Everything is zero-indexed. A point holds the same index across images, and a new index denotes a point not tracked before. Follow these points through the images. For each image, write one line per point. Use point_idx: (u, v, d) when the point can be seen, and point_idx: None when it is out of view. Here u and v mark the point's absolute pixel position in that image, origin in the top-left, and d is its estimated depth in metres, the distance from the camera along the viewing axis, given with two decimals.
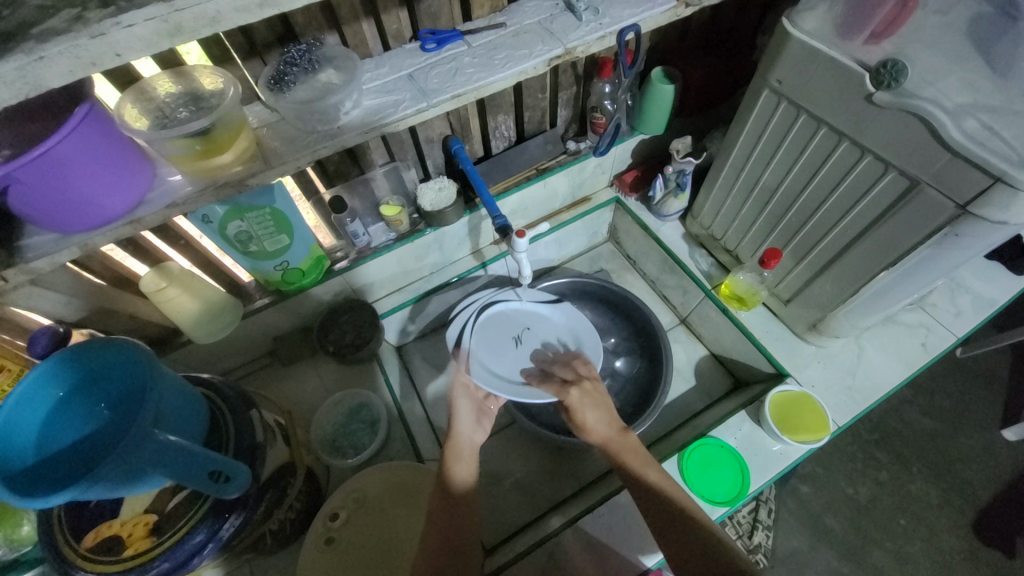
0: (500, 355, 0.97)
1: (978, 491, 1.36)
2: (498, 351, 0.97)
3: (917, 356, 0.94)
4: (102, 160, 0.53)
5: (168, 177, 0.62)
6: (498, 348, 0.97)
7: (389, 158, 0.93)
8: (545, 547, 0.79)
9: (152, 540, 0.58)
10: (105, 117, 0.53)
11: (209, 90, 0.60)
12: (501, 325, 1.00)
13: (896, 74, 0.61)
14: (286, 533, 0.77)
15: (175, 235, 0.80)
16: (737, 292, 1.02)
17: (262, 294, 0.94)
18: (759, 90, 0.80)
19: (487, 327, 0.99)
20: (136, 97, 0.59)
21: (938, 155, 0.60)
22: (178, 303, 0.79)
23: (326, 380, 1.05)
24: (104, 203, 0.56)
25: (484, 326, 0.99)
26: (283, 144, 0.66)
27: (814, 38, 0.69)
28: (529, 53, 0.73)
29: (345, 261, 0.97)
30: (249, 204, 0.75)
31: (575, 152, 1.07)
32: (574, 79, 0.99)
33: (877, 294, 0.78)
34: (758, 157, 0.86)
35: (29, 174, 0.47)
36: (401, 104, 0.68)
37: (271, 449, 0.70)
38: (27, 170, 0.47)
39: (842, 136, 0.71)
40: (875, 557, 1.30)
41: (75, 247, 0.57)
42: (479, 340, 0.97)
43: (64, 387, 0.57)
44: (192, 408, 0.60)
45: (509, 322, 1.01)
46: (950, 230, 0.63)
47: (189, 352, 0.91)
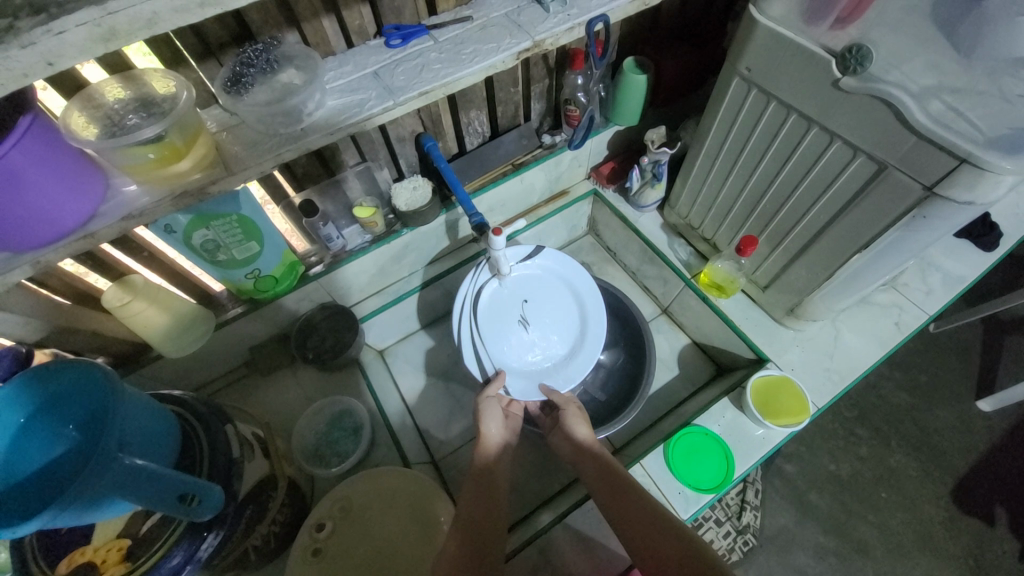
0: (514, 340, 1.00)
1: (954, 461, 1.40)
2: (512, 339, 0.99)
3: (891, 335, 0.96)
4: (51, 173, 0.50)
5: (123, 188, 0.59)
6: (508, 338, 0.99)
7: (360, 158, 0.90)
8: (536, 543, 0.79)
9: (127, 565, 0.55)
10: (49, 127, 0.50)
11: (161, 95, 0.57)
12: (499, 310, 0.98)
13: (861, 59, 0.61)
14: (271, 547, 0.75)
15: (137, 247, 0.77)
16: (716, 281, 1.03)
17: (235, 304, 0.91)
18: (730, 78, 0.80)
19: (488, 320, 0.97)
20: (83, 104, 0.56)
21: (904, 139, 0.61)
22: (144, 317, 0.76)
23: (307, 388, 1.03)
24: (55, 218, 0.53)
25: (485, 322, 0.96)
26: (244, 148, 0.63)
27: (780, 25, 0.69)
28: (497, 47, 0.71)
29: (320, 266, 0.95)
30: (213, 211, 0.73)
31: (551, 146, 1.06)
32: (546, 72, 0.97)
33: (851, 277, 0.79)
34: (731, 145, 0.86)
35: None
36: (366, 104, 0.66)
37: (249, 464, 0.68)
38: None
39: (812, 122, 0.71)
40: (859, 530, 1.34)
41: (26, 265, 0.54)
42: (490, 337, 0.97)
43: (25, 412, 0.54)
44: (161, 427, 0.58)
45: (505, 304, 0.99)
46: (918, 212, 0.64)
47: (161, 366, 0.88)
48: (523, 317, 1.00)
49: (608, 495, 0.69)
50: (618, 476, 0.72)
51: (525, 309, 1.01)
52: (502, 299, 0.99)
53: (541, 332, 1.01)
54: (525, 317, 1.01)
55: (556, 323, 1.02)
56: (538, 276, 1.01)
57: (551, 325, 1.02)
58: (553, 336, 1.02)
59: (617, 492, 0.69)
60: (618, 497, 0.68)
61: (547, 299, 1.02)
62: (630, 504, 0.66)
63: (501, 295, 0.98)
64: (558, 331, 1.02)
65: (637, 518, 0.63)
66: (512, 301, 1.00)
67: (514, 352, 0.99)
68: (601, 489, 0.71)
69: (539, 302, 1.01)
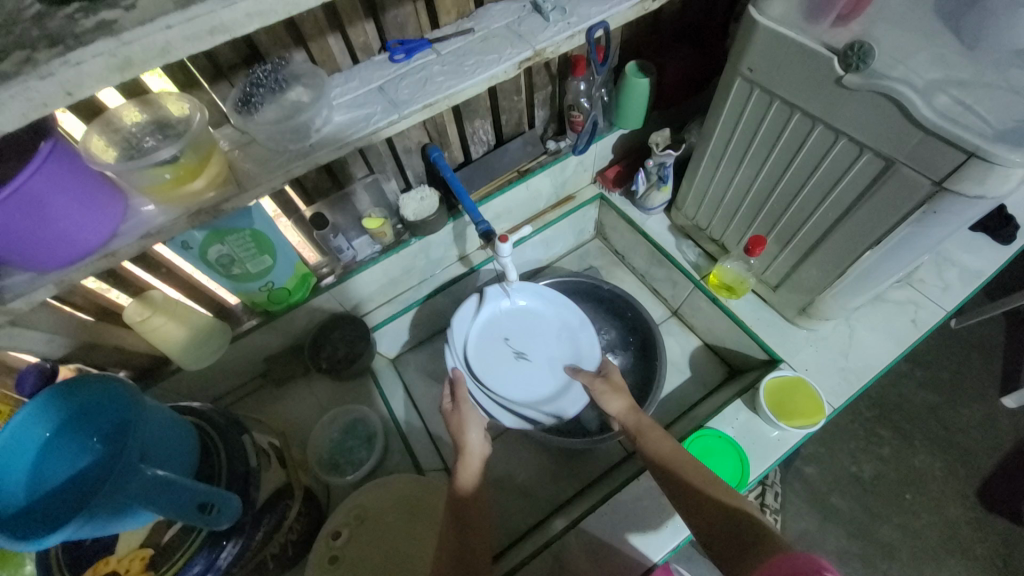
0: (519, 377, 0.98)
1: (980, 460, 1.37)
2: (532, 377, 0.99)
3: (908, 333, 0.94)
4: (71, 196, 0.52)
5: (142, 208, 0.62)
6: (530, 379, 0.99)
7: (368, 170, 0.92)
8: (550, 550, 0.79)
9: (149, 574, 0.56)
10: (71, 153, 0.52)
11: (176, 117, 0.60)
12: (491, 359, 0.97)
13: (863, 55, 0.61)
14: (288, 554, 0.76)
15: (156, 263, 0.79)
16: (726, 281, 1.02)
17: (250, 316, 0.93)
18: (732, 78, 0.79)
19: (493, 376, 0.97)
20: (103, 128, 0.58)
21: (910, 134, 0.60)
22: (164, 331, 0.78)
23: (321, 397, 1.05)
24: (76, 240, 0.55)
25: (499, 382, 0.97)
26: (256, 165, 0.65)
27: (780, 24, 0.69)
28: (498, 57, 0.72)
29: (331, 276, 0.96)
30: (228, 227, 0.75)
31: (556, 152, 1.07)
32: (549, 79, 0.99)
33: (863, 274, 0.79)
34: (736, 145, 0.86)
35: (12, 208, 0.47)
36: (372, 118, 0.68)
37: (265, 473, 0.69)
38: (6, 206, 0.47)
39: (816, 120, 0.71)
40: (883, 532, 1.31)
41: (51, 284, 0.56)
42: (507, 389, 0.97)
43: (51, 426, 0.56)
44: (181, 437, 0.60)
45: (493, 352, 0.98)
46: (928, 208, 0.64)
47: (180, 380, 0.90)
48: (518, 351, 0.99)
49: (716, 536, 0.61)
50: (732, 510, 0.62)
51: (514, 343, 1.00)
52: (489, 350, 0.98)
53: (542, 355, 1.00)
54: (521, 351, 1.00)
55: (545, 336, 1.01)
56: (498, 311, 0.99)
57: (547, 336, 1.01)
58: (548, 346, 1.01)
59: (736, 546, 0.58)
60: (743, 549, 0.57)
61: (526, 326, 1.00)
62: (752, 558, 0.55)
63: (481, 347, 0.97)
64: (556, 340, 1.01)
65: (702, 513, 0.64)
66: (496, 343, 0.99)
67: (529, 385, 0.99)
68: (719, 546, 0.60)
69: (518, 329, 1.00)
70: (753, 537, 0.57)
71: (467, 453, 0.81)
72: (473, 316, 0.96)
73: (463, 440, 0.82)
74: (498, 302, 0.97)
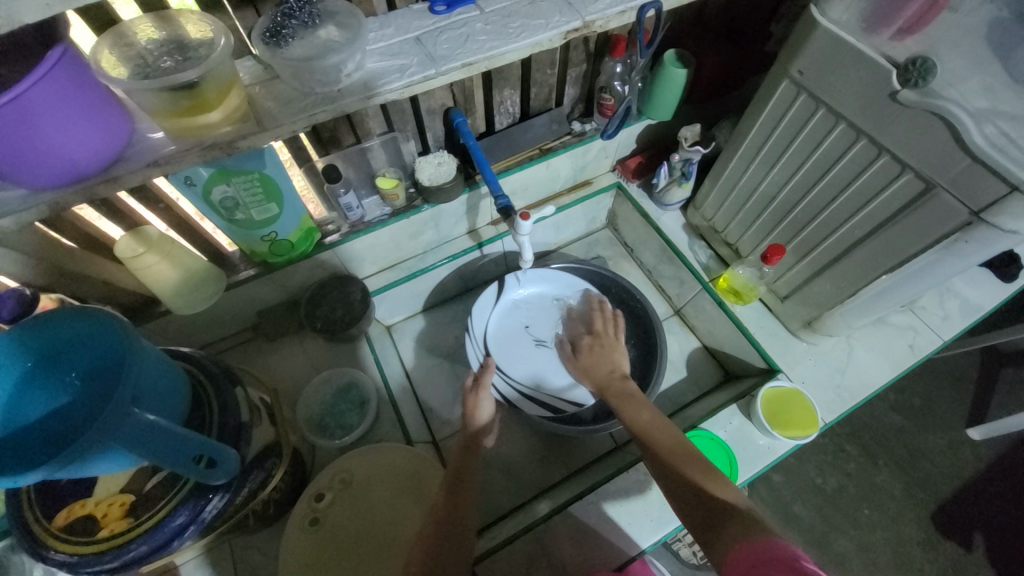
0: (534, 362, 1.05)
1: (939, 485, 1.42)
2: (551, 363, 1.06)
3: (905, 358, 0.96)
4: (78, 112, 0.47)
5: (150, 135, 0.57)
6: (548, 364, 1.05)
7: (388, 128, 0.88)
8: (533, 532, 0.79)
9: (128, 522, 0.54)
10: (80, 63, 0.47)
11: (197, 40, 0.54)
12: (511, 345, 1.06)
13: (924, 72, 0.60)
14: (268, 512, 0.75)
15: (154, 198, 0.75)
16: (735, 286, 1.02)
17: (247, 265, 0.89)
18: (779, 79, 0.77)
19: (509, 360, 1.05)
20: (114, 42, 0.53)
21: (957, 159, 0.60)
22: (156, 270, 0.74)
23: (312, 357, 1.01)
24: (76, 160, 0.50)
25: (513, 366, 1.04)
26: (278, 104, 0.61)
27: (841, 29, 0.66)
28: (546, 23, 0.68)
29: (337, 234, 0.92)
30: (236, 168, 0.71)
31: (581, 134, 1.04)
32: (585, 56, 0.94)
33: (877, 295, 0.79)
34: (770, 148, 0.84)
35: (23, 108, 0.43)
36: (407, 70, 0.64)
37: (256, 428, 0.66)
38: (16, 105, 0.42)
39: (861, 133, 0.69)
40: (839, 543, 1.36)
41: (44, 205, 0.53)
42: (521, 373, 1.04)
43: (34, 356, 0.52)
44: (173, 384, 0.56)
45: (513, 336, 1.08)
46: (961, 236, 0.63)
47: (168, 322, 0.86)
48: (536, 338, 1.08)
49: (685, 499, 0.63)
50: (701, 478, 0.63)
51: (535, 331, 1.09)
52: (509, 335, 1.08)
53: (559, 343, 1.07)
54: (539, 339, 1.07)
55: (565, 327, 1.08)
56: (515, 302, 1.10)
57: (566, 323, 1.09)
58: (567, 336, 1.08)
59: (706, 527, 0.57)
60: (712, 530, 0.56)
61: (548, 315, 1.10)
62: (718, 522, 0.56)
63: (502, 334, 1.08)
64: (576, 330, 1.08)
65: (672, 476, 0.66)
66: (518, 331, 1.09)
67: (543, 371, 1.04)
68: (694, 524, 0.59)
69: (539, 319, 1.10)
70: (722, 517, 0.56)
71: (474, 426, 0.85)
72: (492, 303, 1.08)
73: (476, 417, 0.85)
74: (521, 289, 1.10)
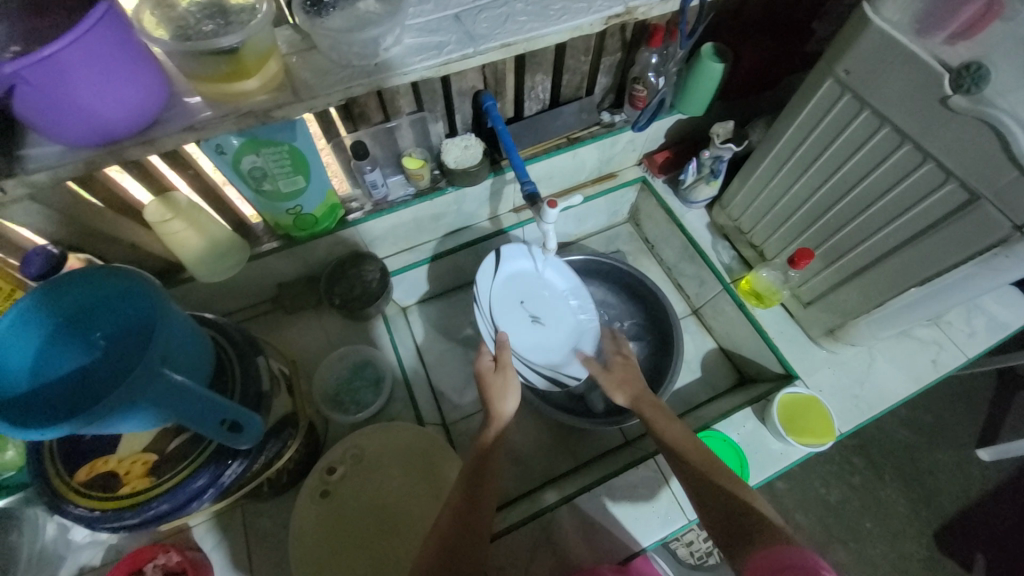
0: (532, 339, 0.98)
1: (946, 503, 1.40)
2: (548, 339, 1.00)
3: (927, 372, 0.94)
4: (118, 70, 0.47)
5: (186, 100, 0.57)
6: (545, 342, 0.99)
7: (417, 107, 0.87)
8: (540, 520, 0.80)
9: (149, 481, 0.55)
10: (123, 21, 0.47)
11: (237, 5, 0.54)
12: (509, 321, 0.97)
13: (978, 79, 0.57)
14: (281, 481, 0.76)
15: (184, 162, 0.74)
16: (757, 289, 1.00)
17: (270, 237, 0.90)
18: (822, 78, 0.75)
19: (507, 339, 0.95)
20: (156, 4, 0.53)
21: (1004, 171, 0.58)
22: (183, 237, 0.74)
23: (329, 332, 1.02)
24: (113, 119, 0.51)
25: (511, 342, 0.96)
26: (314, 76, 0.60)
27: (893, 28, 0.64)
28: (588, 7, 0.66)
29: (359, 212, 0.92)
30: (266, 138, 0.70)
31: (610, 125, 1.03)
32: (621, 45, 0.92)
33: (906, 306, 0.77)
34: (806, 149, 0.82)
35: (74, 57, 0.43)
36: (444, 47, 0.63)
37: (275, 398, 0.67)
38: (66, 54, 0.43)
39: (906, 139, 0.67)
40: (839, 554, 1.35)
41: (80, 163, 0.53)
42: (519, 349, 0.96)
43: (64, 313, 0.53)
44: (200, 348, 0.57)
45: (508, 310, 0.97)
46: (1002, 250, 0.61)
47: (191, 289, 0.87)
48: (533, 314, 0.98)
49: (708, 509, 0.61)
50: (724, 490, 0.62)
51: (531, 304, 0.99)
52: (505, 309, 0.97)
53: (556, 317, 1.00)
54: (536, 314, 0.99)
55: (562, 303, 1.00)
56: (518, 272, 0.98)
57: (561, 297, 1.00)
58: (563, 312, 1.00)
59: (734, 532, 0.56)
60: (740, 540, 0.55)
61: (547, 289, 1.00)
62: (744, 532, 0.55)
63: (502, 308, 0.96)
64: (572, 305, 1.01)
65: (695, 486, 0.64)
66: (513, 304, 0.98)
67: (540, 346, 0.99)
68: (715, 526, 0.59)
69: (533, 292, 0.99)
70: (755, 527, 0.55)
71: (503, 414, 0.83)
72: (494, 271, 0.95)
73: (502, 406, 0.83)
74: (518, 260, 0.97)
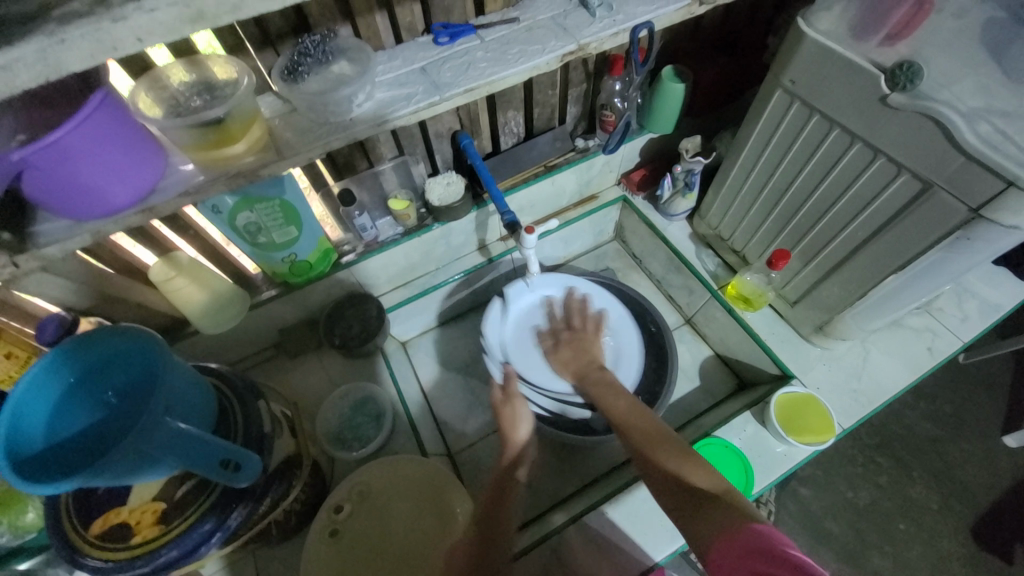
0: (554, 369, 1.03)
1: (976, 496, 1.36)
2: None
3: (924, 360, 0.94)
4: (116, 146, 0.53)
5: (180, 167, 0.62)
6: None
7: (398, 152, 0.92)
8: (550, 542, 0.80)
9: (161, 528, 0.58)
10: (119, 105, 0.53)
11: (222, 80, 0.60)
12: (528, 354, 1.03)
13: (911, 76, 0.61)
14: (289, 523, 0.78)
15: (184, 225, 0.80)
16: (744, 293, 1.01)
17: (269, 286, 0.94)
18: (772, 89, 0.79)
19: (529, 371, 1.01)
20: (150, 85, 0.59)
21: (951, 158, 0.60)
22: (186, 293, 0.79)
23: (331, 373, 1.05)
24: (114, 191, 0.56)
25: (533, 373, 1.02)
26: (296, 134, 0.66)
27: (828, 38, 0.68)
28: (543, 48, 0.72)
29: (352, 254, 0.97)
30: (258, 195, 0.76)
31: (584, 150, 1.08)
32: (585, 76, 0.98)
33: (885, 296, 0.79)
34: (769, 155, 0.85)
35: (78, 139, 0.49)
36: (413, 97, 0.68)
37: (278, 440, 0.70)
38: (72, 136, 0.48)
39: (856, 137, 0.70)
40: (873, 559, 1.30)
41: (86, 234, 0.57)
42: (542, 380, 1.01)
43: (75, 373, 0.57)
44: (201, 396, 0.60)
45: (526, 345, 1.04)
46: (962, 234, 0.64)
47: (196, 342, 0.91)
48: None
49: (669, 497, 0.63)
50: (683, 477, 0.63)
51: None
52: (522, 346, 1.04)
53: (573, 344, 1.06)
54: None
55: None
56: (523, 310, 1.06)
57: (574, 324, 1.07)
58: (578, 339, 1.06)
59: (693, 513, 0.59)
60: (692, 511, 0.59)
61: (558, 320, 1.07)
62: (705, 516, 0.57)
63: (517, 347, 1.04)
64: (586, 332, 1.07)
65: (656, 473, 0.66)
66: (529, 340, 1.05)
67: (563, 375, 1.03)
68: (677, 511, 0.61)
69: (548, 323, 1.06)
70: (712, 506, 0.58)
71: (512, 446, 0.81)
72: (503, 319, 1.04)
73: (511, 434, 0.82)
74: (522, 299, 1.05)
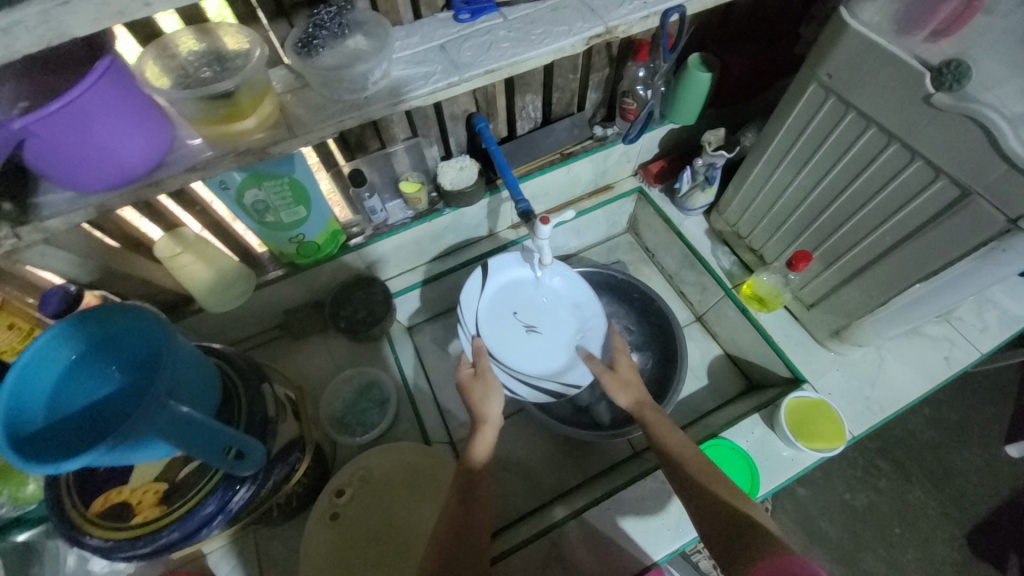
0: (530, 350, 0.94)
1: (975, 504, 1.35)
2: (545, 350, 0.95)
3: (939, 370, 0.92)
4: (122, 118, 0.50)
5: (188, 141, 0.60)
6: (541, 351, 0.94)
7: (411, 133, 0.89)
8: (550, 536, 0.79)
9: (162, 509, 0.57)
10: (126, 73, 0.50)
11: (233, 51, 0.57)
12: (501, 333, 0.94)
13: (959, 75, 0.58)
14: (291, 505, 0.77)
15: (190, 200, 0.78)
16: (759, 293, 1.00)
17: (275, 266, 0.93)
18: (806, 82, 0.75)
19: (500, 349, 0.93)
20: (158, 53, 0.56)
21: (993, 165, 0.57)
22: (192, 270, 0.77)
23: (336, 355, 1.04)
24: (118, 163, 0.53)
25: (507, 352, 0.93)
26: (308, 112, 0.63)
27: (871, 30, 0.65)
28: (568, 30, 0.69)
29: (360, 236, 0.95)
30: (267, 172, 0.74)
31: (602, 139, 1.04)
32: (608, 61, 0.94)
33: (910, 304, 0.76)
34: (797, 152, 0.82)
35: (82, 109, 0.46)
36: (431, 77, 0.65)
37: (282, 423, 0.69)
38: (76, 105, 0.46)
39: (892, 138, 0.67)
40: (867, 562, 1.31)
41: (90, 207, 0.56)
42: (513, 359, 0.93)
43: (77, 350, 0.56)
44: (205, 378, 0.59)
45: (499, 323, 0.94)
46: (997, 245, 0.61)
47: (201, 319, 0.90)
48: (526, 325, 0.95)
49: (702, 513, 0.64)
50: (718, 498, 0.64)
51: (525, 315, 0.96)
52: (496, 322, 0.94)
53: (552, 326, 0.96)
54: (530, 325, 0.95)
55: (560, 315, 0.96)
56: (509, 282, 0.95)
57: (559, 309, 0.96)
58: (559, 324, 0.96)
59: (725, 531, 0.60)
60: (729, 531, 0.59)
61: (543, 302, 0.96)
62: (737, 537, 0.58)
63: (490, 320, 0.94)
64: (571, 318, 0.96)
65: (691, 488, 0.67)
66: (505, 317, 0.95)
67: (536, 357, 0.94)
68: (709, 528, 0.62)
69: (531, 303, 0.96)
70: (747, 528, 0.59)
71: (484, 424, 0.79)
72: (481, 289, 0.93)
73: (483, 411, 0.80)
74: (510, 270, 0.94)
